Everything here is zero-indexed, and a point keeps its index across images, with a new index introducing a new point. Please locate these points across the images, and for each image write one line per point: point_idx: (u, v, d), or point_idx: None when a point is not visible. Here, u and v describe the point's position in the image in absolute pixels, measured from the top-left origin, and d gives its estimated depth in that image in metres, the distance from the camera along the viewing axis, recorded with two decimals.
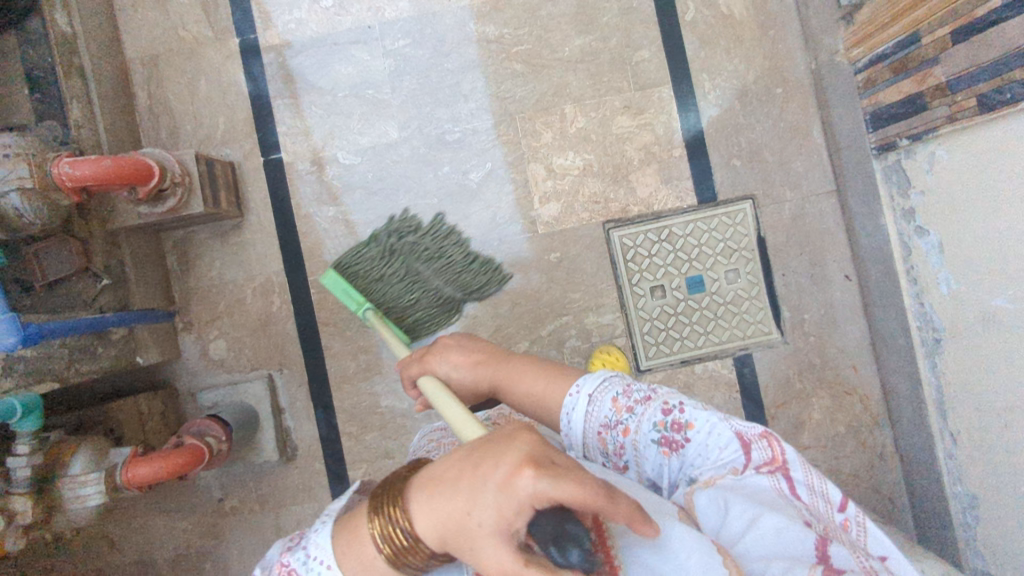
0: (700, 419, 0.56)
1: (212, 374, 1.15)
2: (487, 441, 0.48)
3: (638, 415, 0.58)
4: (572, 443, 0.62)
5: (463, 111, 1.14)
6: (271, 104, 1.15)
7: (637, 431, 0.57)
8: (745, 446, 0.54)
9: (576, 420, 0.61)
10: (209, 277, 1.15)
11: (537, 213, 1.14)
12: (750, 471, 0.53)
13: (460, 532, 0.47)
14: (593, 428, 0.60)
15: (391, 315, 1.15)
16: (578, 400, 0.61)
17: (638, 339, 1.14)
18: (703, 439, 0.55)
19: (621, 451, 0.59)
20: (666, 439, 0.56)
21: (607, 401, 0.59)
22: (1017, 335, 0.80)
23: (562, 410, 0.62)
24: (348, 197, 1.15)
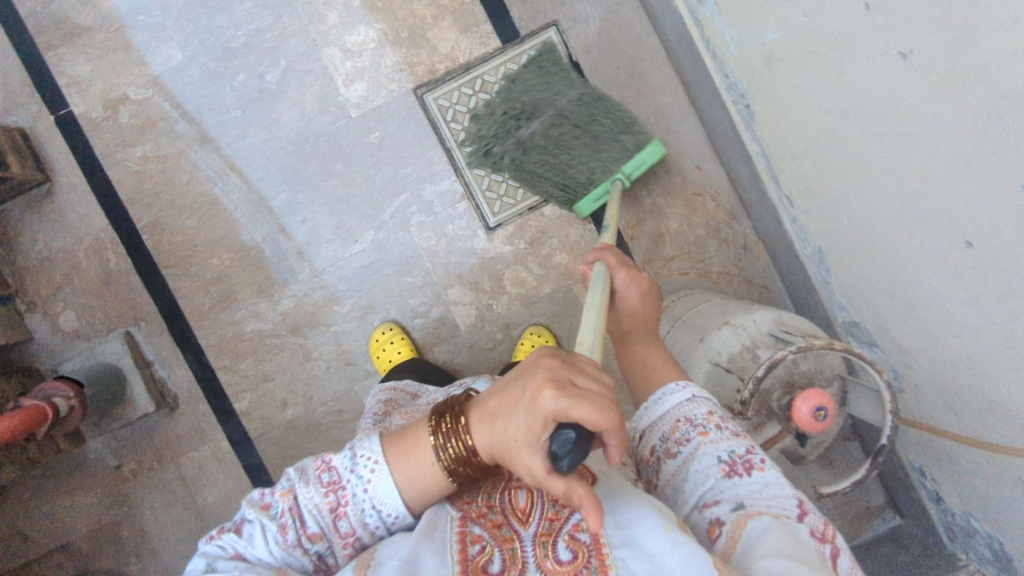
0: (773, 471, 0.52)
1: (69, 346, 1.12)
2: (523, 361, 0.48)
3: (724, 436, 0.55)
4: (646, 424, 0.60)
5: (241, 13, 1.09)
6: (43, 57, 1.09)
7: (716, 440, 0.54)
8: (804, 508, 0.49)
9: (666, 402, 0.58)
10: (37, 251, 1.11)
11: (345, 96, 1.10)
12: (801, 527, 0.47)
13: (501, 447, 0.48)
14: (672, 419, 0.57)
15: (230, 239, 1.12)
16: (677, 396, 0.58)
17: (480, 198, 1.12)
18: (771, 484, 0.51)
19: (683, 444, 0.56)
20: (733, 471, 0.53)
21: (705, 409, 0.57)
22: (792, 60, 0.80)
23: (654, 392, 0.60)
24: (152, 132, 1.10)
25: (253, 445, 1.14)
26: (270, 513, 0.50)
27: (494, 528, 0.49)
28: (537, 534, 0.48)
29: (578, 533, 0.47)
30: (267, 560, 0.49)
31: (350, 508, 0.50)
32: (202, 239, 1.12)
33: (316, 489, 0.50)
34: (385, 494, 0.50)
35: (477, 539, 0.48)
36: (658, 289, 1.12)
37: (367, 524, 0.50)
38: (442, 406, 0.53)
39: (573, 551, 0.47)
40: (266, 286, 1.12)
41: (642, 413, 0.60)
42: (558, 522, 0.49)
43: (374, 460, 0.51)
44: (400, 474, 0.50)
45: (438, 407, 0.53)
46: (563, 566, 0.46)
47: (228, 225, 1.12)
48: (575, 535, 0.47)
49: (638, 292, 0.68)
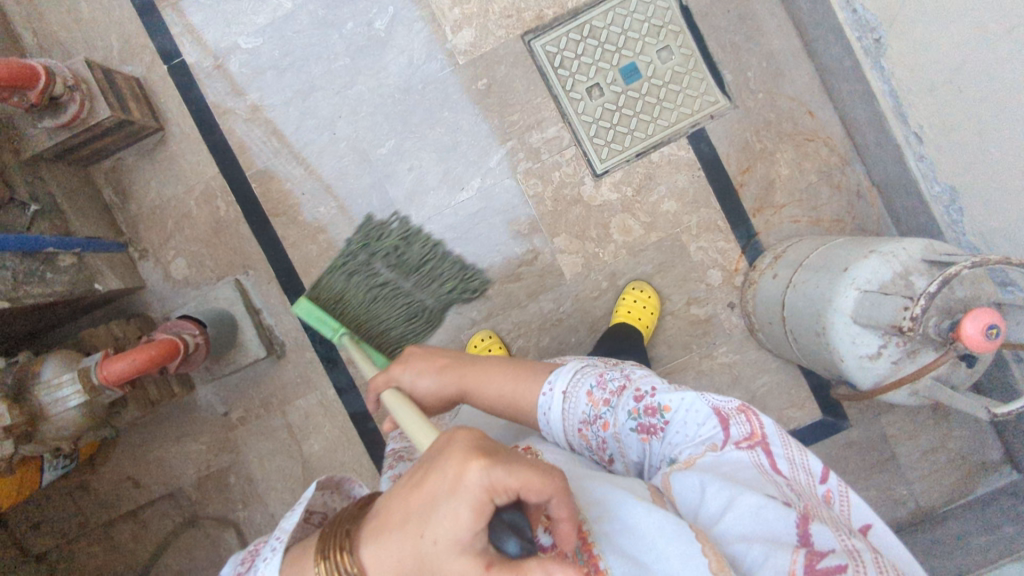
0: (671, 399, 0.58)
1: (181, 293, 1.14)
2: (421, 459, 0.47)
3: (614, 406, 0.60)
4: (557, 444, 0.64)
5: None
6: (157, 7, 1.11)
7: (616, 423, 0.60)
8: (722, 423, 0.55)
9: (556, 419, 0.62)
10: (150, 199, 1.13)
11: (453, 42, 1.10)
12: (731, 451, 0.54)
13: (417, 564, 0.44)
14: (572, 425, 0.62)
15: (339, 187, 1.13)
16: (557, 396, 0.63)
17: (587, 144, 1.11)
18: (678, 417, 0.57)
19: (604, 445, 0.61)
20: (645, 427, 0.59)
21: (583, 391, 0.62)
22: None
23: (540, 400, 0.64)
24: (262, 81, 1.12)
25: (360, 393, 1.15)
26: None
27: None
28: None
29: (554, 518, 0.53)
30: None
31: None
32: (310, 187, 1.13)
33: None
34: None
35: None
36: (768, 237, 1.11)
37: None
38: (326, 528, 0.49)
39: (554, 537, 0.53)
40: None
41: (549, 430, 0.64)
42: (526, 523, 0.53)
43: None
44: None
45: (322, 535, 0.48)
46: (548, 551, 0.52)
47: (337, 173, 1.13)
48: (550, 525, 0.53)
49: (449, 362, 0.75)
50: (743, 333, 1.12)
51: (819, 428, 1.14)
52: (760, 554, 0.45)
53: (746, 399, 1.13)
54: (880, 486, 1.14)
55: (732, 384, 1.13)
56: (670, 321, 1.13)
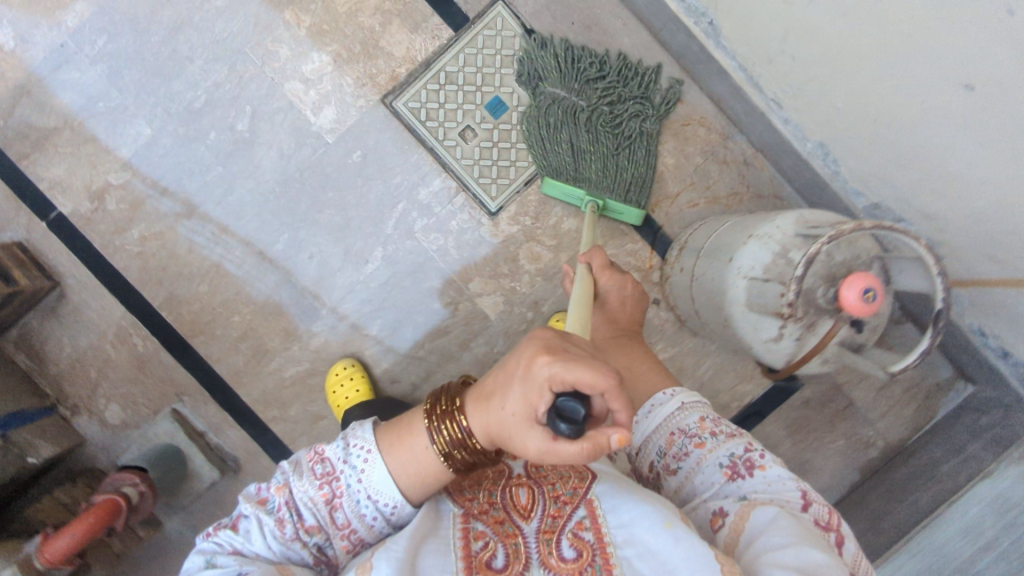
0: (772, 469, 0.60)
1: (123, 437, 1.13)
2: (513, 344, 0.52)
3: (721, 440, 0.63)
4: (641, 439, 0.68)
5: (196, 72, 1.09)
6: (18, 168, 1.09)
7: (711, 448, 0.62)
8: (806, 501, 0.57)
9: (660, 413, 0.67)
10: (66, 354, 1.12)
11: (318, 124, 1.10)
12: (807, 516, 0.55)
13: (500, 425, 0.52)
14: (668, 432, 0.66)
15: (247, 293, 1.12)
16: (671, 406, 0.67)
17: (475, 186, 1.11)
18: (772, 481, 0.59)
19: (682, 457, 0.64)
20: (735, 471, 0.61)
21: (693, 418, 0.65)
22: None
23: (646, 406, 0.68)
24: (143, 211, 1.11)
25: None
26: (268, 507, 0.56)
27: (497, 524, 0.57)
28: (540, 531, 0.56)
29: (581, 532, 0.54)
30: (268, 552, 0.55)
31: (342, 497, 0.56)
32: (219, 301, 1.12)
33: (310, 482, 0.56)
34: (380, 484, 0.56)
35: (479, 535, 0.55)
36: (672, 227, 1.11)
37: (364, 515, 0.56)
38: (437, 393, 0.60)
39: (577, 548, 0.53)
40: (293, 330, 1.12)
41: (638, 429, 0.68)
42: (561, 519, 0.56)
43: (368, 451, 0.56)
44: (395, 462, 0.56)
45: (434, 395, 0.59)
46: (569, 563, 0.53)
47: (241, 280, 1.12)
48: (579, 534, 0.54)
49: (619, 290, 0.83)
50: (675, 326, 1.13)
51: (774, 396, 1.14)
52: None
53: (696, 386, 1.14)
54: (847, 434, 1.14)
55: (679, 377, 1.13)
56: None
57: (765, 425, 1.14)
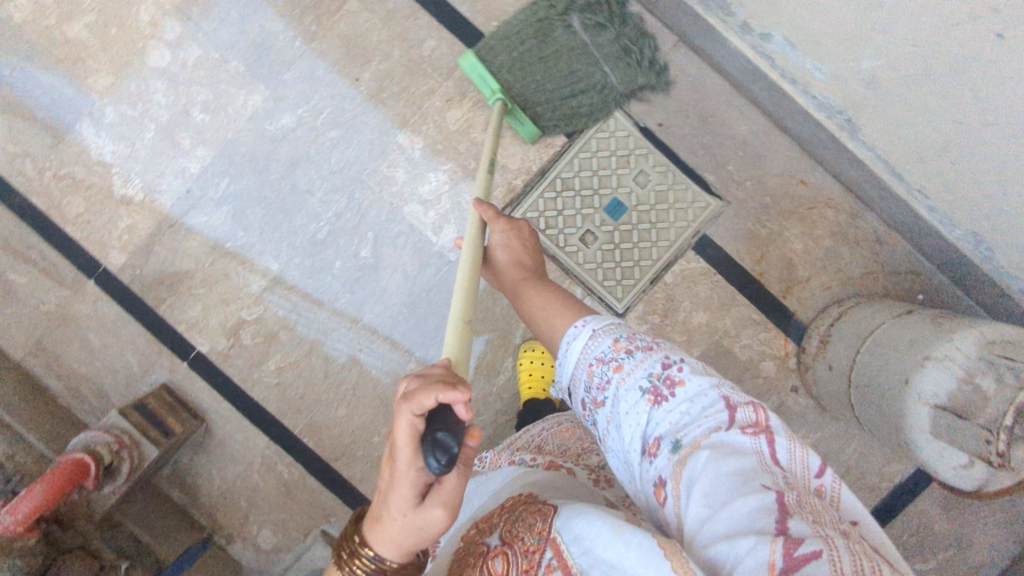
0: (691, 381, 0.59)
1: (277, 560, 1.16)
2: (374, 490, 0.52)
3: (639, 360, 0.62)
4: (569, 381, 0.69)
5: (316, 204, 1.11)
6: (157, 313, 1.13)
7: (630, 370, 0.62)
8: (730, 408, 0.56)
9: (575, 350, 0.68)
10: (217, 485, 1.16)
11: (439, 243, 1.11)
12: (733, 427, 0.54)
13: (407, 529, 0.49)
14: (586, 364, 0.66)
15: (383, 413, 1.14)
16: (584, 336, 0.67)
17: (600, 289, 1.10)
18: (690, 394, 0.58)
19: (606, 386, 0.64)
20: (655, 391, 0.60)
21: (607, 342, 0.65)
22: (893, 90, 0.80)
23: (564, 344, 0.69)
24: (277, 344, 1.13)
25: None
26: None
27: None
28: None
29: (551, 574, 0.52)
30: None
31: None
32: (357, 422, 1.14)
33: None
34: None
35: None
36: (807, 313, 1.09)
37: None
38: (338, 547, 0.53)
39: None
40: None
41: (566, 372, 0.69)
42: (533, 569, 0.54)
43: None
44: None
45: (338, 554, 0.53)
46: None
47: (377, 400, 1.14)
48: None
49: (501, 241, 0.85)
50: (817, 410, 1.10)
51: (925, 473, 1.11)
52: (741, 545, 0.43)
53: (843, 470, 1.11)
54: (1006, 507, 1.10)
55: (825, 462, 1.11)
56: None
57: (918, 504, 1.11)
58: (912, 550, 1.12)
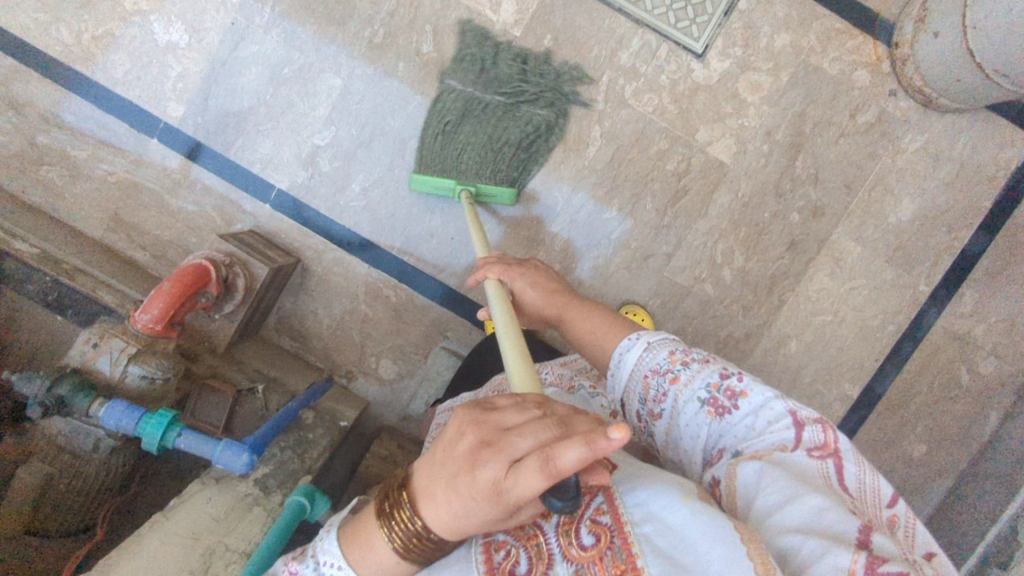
0: (755, 393, 0.56)
1: (403, 387, 1.14)
2: (454, 453, 0.44)
3: (695, 370, 0.59)
4: (622, 388, 0.64)
5: (366, 7, 1.06)
6: (229, 160, 1.10)
7: (687, 384, 0.59)
8: (796, 425, 0.53)
9: (628, 362, 0.63)
10: (325, 325, 1.13)
11: (501, 21, 1.07)
12: (800, 449, 0.51)
13: (478, 530, 0.45)
14: (642, 376, 0.62)
15: (478, 213, 1.10)
16: (638, 350, 0.63)
17: (675, 32, 1.06)
18: (752, 413, 0.55)
19: (661, 399, 0.60)
20: (714, 407, 0.57)
21: (664, 351, 0.61)
22: None
23: (616, 355, 0.65)
24: (357, 165, 1.10)
25: None
26: None
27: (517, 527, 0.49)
28: (559, 524, 0.48)
29: (598, 517, 0.47)
30: None
31: None
32: (452, 229, 1.11)
33: None
34: None
35: (502, 543, 0.48)
36: (890, 10, 1.05)
37: None
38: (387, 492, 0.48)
39: (596, 534, 0.46)
40: (533, 234, 1.11)
41: (617, 385, 0.65)
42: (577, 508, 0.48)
43: (338, 566, 0.47)
44: (370, 572, 0.47)
45: (383, 496, 0.48)
46: (589, 551, 0.45)
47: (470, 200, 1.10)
48: (596, 519, 0.47)
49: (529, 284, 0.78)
50: (920, 110, 1.07)
51: None
52: (818, 547, 0.42)
53: (958, 167, 1.08)
54: None
55: (937, 162, 1.08)
56: (845, 144, 1.08)
57: None
58: None
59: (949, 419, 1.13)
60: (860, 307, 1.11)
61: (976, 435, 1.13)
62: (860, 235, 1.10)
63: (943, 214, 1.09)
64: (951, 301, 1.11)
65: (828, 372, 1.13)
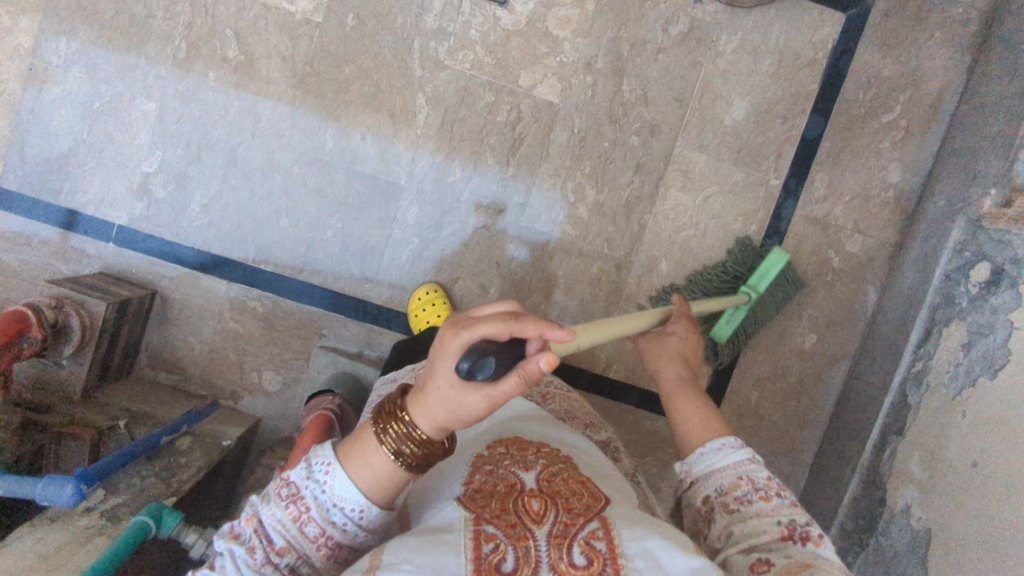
0: (829, 544, 0.52)
1: (292, 395, 1.13)
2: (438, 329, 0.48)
3: (785, 502, 0.56)
4: (703, 472, 0.61)
5: (162, 25, 1.05)
6: (61, 206, 1.08)
7: (772, 503, 0.55)
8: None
9: (721, 459, 0.60)
10: (199, 350, 1.11)
11: (299, 10, 1.05)
12: None
13: (446, 405, 0.45)
14: (735, 474, 0.59)
15: (324, 205, 1.09)
16: (742, 450, 0.60)
17: None
18: (822, 554, 0.51)
19: (742, 499, 0.57)
20: (784, 527, 0.53)
21: (763, 473, 0.59)
22: None
23: (715, 441, 0.62)
24: (191, 184, 1.08)
25: None
26: (241, 540, 0.49)
27: (508, 528, 0.45)
28: (550, 536, 0.45)
29: (593, 541, 0.45)
30: None
31: (310, 512, 0.48)
32: (303, 228, 1.09)
33: (275, 505, 0.49)
34: (344, 491, 0.48)
35: (491, 536, 0.44)
36: None
37: (335, 523, 0.48)
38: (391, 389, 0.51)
39: (588, 556, 0.44)
40: (384, 215, 1.10)
41: (701, 462, 0.61)
42: (573, 527, 0.46)
43: (328, 462, 0.49)
44: (359, 469, 0.48)
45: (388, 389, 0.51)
46: (580, 571, 0.43)
47: (314, 194, 1.09)
48: (591, 543, 0.44)
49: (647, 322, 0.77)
50: (727, 11, 1.08)
51: (854, 26, 1.09)
52: None
53: (777, 58, 1.09)
54: (939, 25, 1.09)
55: (757, 56, 1.09)
56: (665, 58, 1.08)
57: (860, 58, 1.09)
58: (873, 106, 1.10)
59: (830, 304, 1.15)
60: (719, 214, 1.12)
61: (860, 314, 1.15)
62: (701, 144, 1.11)
63: (775, 107, 1.10)
64: (804, 189, 1.12)
65: None
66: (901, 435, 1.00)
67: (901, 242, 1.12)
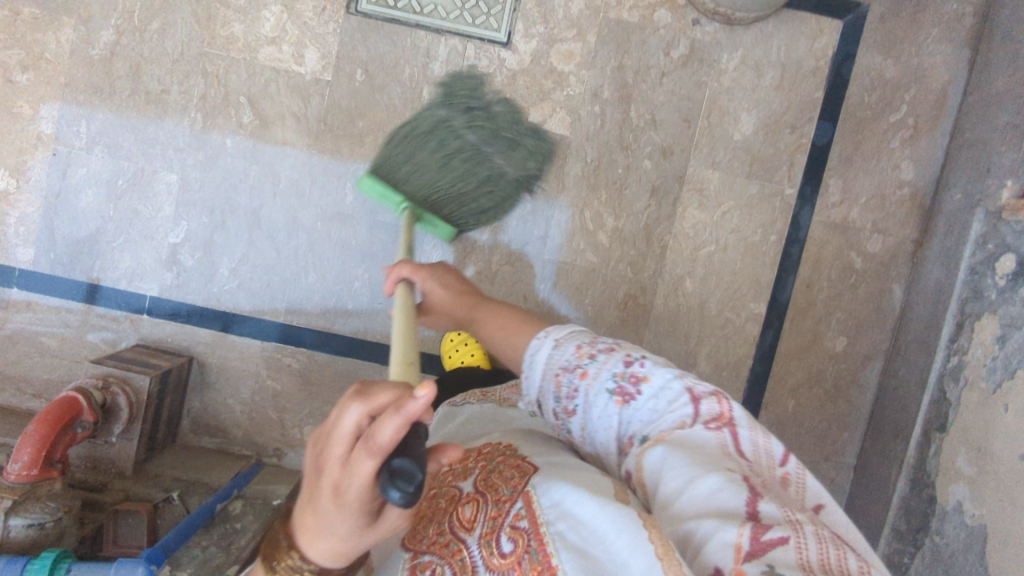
0: (657, 374, 0.56)
1: None
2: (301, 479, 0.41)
3: (601, 362, 0.59)
4: (536, 393, 0.63)
5: (177, 99, 1.07)
6: (93, 284, 1.10)
7: (596, 376, 0.58)
8: (694, 401, 0.53)
9: (540, 361, 0.63)
10: (239, 411, 1.13)
11: (309, 71, 1.08)
12: (698, 424, 0.51)
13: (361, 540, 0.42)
14: (553, 373, 0.61)
15: (349, 257, 1.11)
16: (547, 346, 0.63)
17: (475, 30, 1.08)
18: (660, 391, 0.55)
19: (574, 394, 0.59)
20: (623, 391, 0.57)
21: (571, 346, 0.62)
22: None
23: (530, 357, 0.65)
24: (217, 249, 1.10)
25: None
26: None
27: (443, 549, 0.49)
28: (481, 536, 0.47)
29: (516, 522, 0.46)
30: None
31: None
32: (329, 281, 1.11)
33: None
34: None
35: (427, 566, 0.49)
36: None
37: None
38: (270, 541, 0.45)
39: (514, 539, 0.45)
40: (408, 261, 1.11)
41: (533, 383, 0.63)
42: (499, 517, 0.47)
43: None
44: None
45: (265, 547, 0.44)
46: (507, 558, 0.44)
47: (337, 247, 1.10)
48: (516, 525, 0.45)
49: (436, 282, 0.84)
50: (726, 29, 1.10)
51: (853, 31, 1.10)
52: (709, 524, 0.41)
53: (780, 71, 1.11)
54: (936, 21, 1.10)
55: (760, 71, 1.10)
56: (670, 82, 1.10)
57: (862, 62, 1.11)
58: (879, 107, 1.12)
59: (857, 305, 1.15)
60: (738, 228, 1.13)
61: (887, 312, 1.15)
62: (714, 161, 1.12)
63: (782, 118, 1.11)
64: (819, 195, 1.13)
65: (728, 298, 1.15)
66: (944, 431, 1.00)
67: (920, 237, 1.13)
